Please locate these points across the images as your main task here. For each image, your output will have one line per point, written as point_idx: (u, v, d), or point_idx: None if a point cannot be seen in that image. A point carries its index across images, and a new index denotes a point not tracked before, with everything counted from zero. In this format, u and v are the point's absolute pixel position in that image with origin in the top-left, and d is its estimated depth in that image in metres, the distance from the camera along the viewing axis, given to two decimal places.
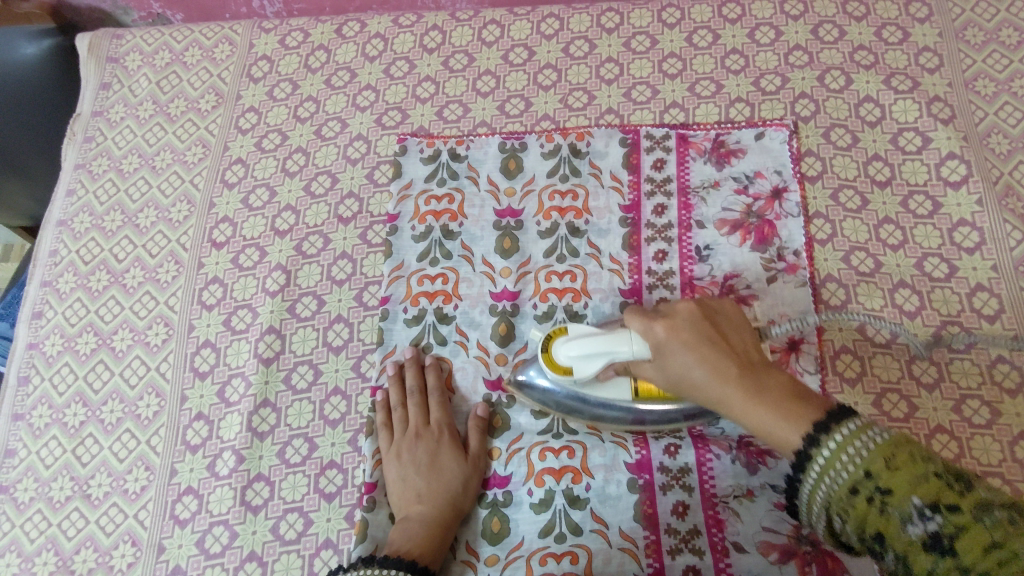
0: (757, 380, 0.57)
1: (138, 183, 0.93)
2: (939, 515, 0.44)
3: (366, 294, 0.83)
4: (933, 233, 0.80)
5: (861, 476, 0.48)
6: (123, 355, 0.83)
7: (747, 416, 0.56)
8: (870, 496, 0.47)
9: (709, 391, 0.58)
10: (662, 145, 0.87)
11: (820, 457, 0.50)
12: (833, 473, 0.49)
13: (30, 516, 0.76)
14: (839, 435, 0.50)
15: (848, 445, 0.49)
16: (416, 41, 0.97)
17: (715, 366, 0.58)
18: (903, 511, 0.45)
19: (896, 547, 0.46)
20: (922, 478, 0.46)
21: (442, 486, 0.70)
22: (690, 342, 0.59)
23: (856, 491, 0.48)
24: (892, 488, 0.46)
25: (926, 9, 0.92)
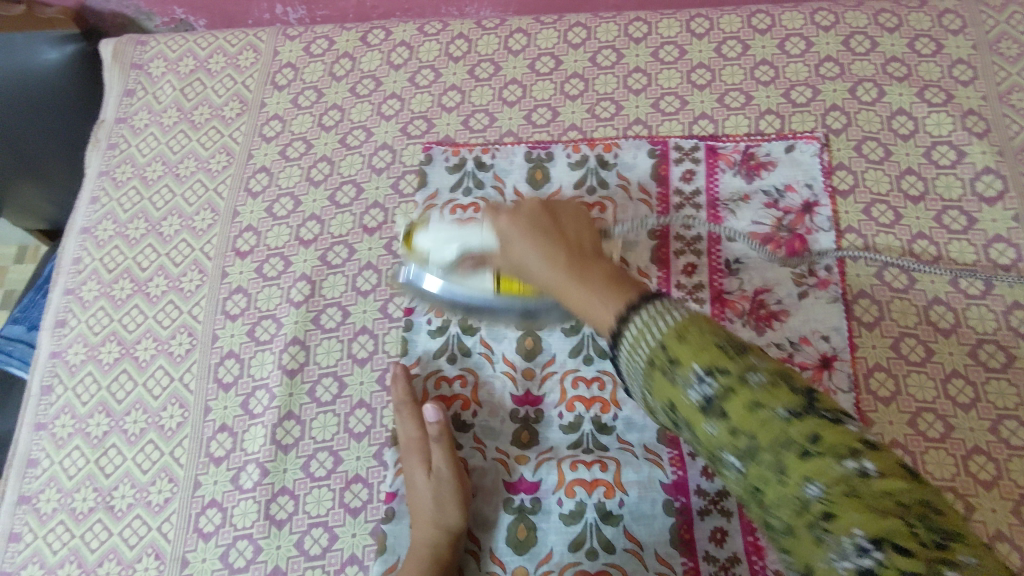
0: (580, 264, 0.54)
1: (161, 191, 0.92)
2: (714, 378, 0.43)
3: (391, 305, 0.82)
4: (968, 249, 0.79)
5: (668, 336, 0.45)
6: (146, 365, 0.82)
7: (571, 294, 0.53)
8: (663, 368, 0.45)
9: (546, 278, 0.55)
10: (691, 156, 0.86)
11: (635, 321, 0.47)
12: (652, 327, 0.46)
13: (52, 528, 0.76)
14: (647, 312, 0.47)
15: (655, 317, 0.47)
16: (441, 49, 0.96)
17: (533, 231, 0.57)
18: (685, 378, 0.44)
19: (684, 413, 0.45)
20: (699, 343, 0.44)
21: (422, 509, 0.68)
22: (526, 231, 0.57)
23: (659, 354, 0.45)
24: (680, 358, 0.44)
25: (960, 20, 0.90)
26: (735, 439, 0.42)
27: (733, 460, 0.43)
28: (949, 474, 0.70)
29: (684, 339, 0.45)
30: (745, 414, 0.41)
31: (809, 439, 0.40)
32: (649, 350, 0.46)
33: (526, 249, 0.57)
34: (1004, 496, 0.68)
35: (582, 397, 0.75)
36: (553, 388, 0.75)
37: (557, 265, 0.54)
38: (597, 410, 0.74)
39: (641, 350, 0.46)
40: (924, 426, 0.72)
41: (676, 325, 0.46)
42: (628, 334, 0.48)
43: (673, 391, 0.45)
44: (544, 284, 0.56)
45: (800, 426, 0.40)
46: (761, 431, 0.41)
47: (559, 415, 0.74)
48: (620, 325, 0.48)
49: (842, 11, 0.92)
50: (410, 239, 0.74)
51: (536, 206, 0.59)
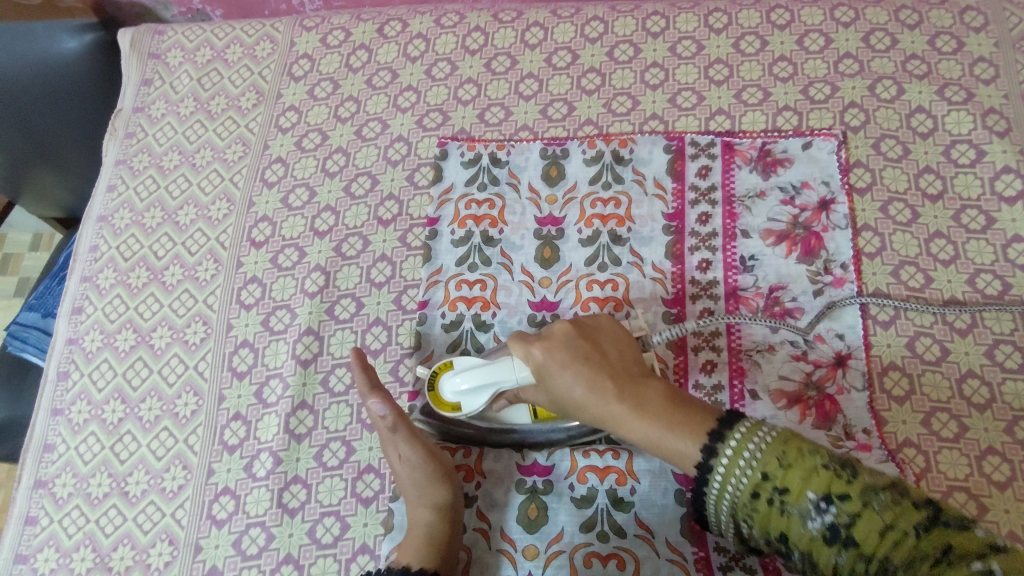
0: (635, 386, 0.61)
1: (178, 180, 0.93)
2: (833, 506, 0.49)
3: (405, 297, 0.82)
4: (986, 249, 0.78)
5: (760, 480, 0.53)
6: (161, 353, 0.83)
7: (632, 432, 0.60)
8: (771, 502, 0.52)
9: (596, 409, 0.62)
10: (707, 153, 0.85)
11: (720, 467, 0.55)
12: (737, 478, 0.54)
13: (68, 512, 0.77)
14: (741, 433, 0.55)
15: (754, 449, 0.54)
16: (458, 42, 0.96)
17: (577, 362, 0.62)
18: (801, 510, 0.50)
19: (803, 547, 0.51)
20: (808, 470, 0.51)
21: (408, 495, 0.67)
22: (568, 360, 0.62)
23: (759, 493, 0.53)
24: (789, 485, 0.51)
25: (982, 18, 0.89)
26: (862, 556, 0.48)
27: (839, 561, 0.49)
28: (963, 475, 0.69)
29: (792, 472, 0.52)
30: (867, 530, 0.47)
31: (914, 527, 0.46)
32: (742, 492, 0.54)
33: (573, 380, 0.62)
34: (1018, 497, 0.68)
35: None
36: None
37: (623, 405, 0.61)
38: None
39: (733, 493, 0.55)
40: (938, 425, 0.71)
41: (769, 446, 0.53)
42: (725, 495, 0.55)
43: (787, 523, 0.51)
44: (591, 415, 0.63)
45: (931, 536, 0.46)
46: (887, 545, 0.47)
47: None
48: (704, 468, 0.56)
49: (863, 7, 0.91)
50: (443, 371, 0.70)
51: (584, 348, 0.63)
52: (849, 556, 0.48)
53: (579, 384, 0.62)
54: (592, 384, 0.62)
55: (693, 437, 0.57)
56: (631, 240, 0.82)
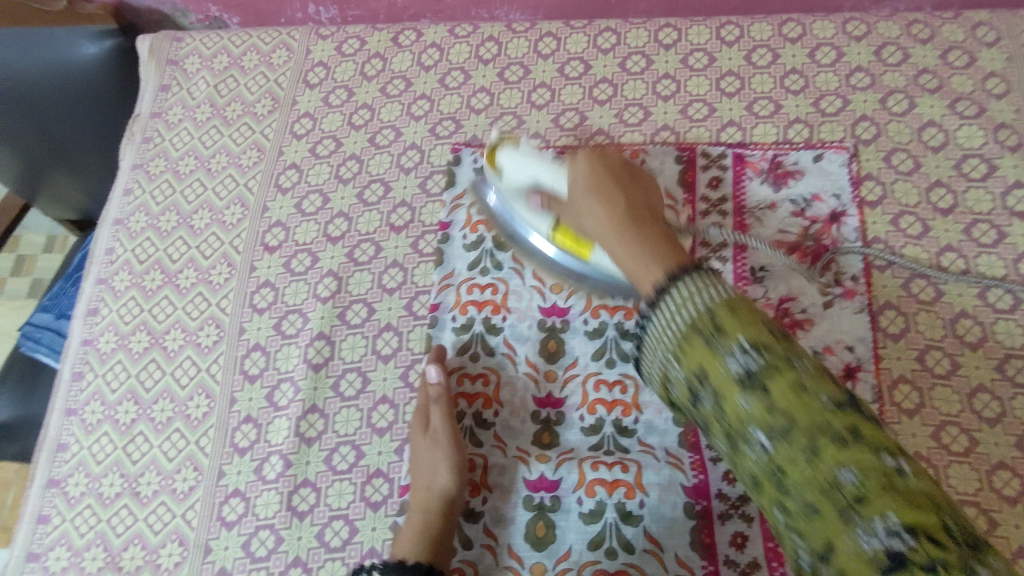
0: (634, 221, 0.54)
1: (194, 185, 0.94)
2: (759, 354, 0.41)
3: (416, 303, 0.83)
4: (997, 263, 0.78)
5: (705, 316, 0.44)
6: (175, 355, 0.84)
7: (625, 248, 0.52)
8: (703, 333, 0.43)
9: (601, 226, 0.56)
10: (718, 163, 0.86)
11: (675, 292, 0.46)
12: (684, 307, 0.45)
13: (80, 511, 0.77)
14: (686, 288, 0.45)
15: (701, 290, 0.45)
16: (471, 52, 0.97)
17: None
18: (726, 346, 0.42)
19: (727, 417, 0.42)
20: (750, 320, 0.43)
21: (418, 475, 0.71)
22: (594, 184, 0.58)
23: (698, 328, 0.44)
24: (725, 326, 0.43)
25: (994, 32, 0.89)
26: (769, 416, 0.40)
27: (760, 441, 0.41)
28: (973, 490, 0.69)
29: (732, 318, 0.43)
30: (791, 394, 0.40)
31: (853, 430, 0.38)
32: (679, 342, 0.45)
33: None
34: None
35: (603, 400, 0.75)
36: (575, 390, 0.76)
37: (602, 201, 0.57)
38: (619, 413, 0.74)
39: (671, 332, 0.45)
40: (948, 439, 0.71)
41: (723, 300, 0.44)
42: (661, 321, 0.46)
43: (707, 358, 0.43)
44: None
45: (841, 416, 0.39)
46: (800, 414, 0.39)
47: (581, 417, 0.75)
48: (650, 312, 0.48)
49: (875, 21, 0.92)
50: None
51: (615, 168, 0.59)
52: (774, 439, 0.40)
53: (590, 188, 0.58)
54: (599, 194, 0.57)
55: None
56: None
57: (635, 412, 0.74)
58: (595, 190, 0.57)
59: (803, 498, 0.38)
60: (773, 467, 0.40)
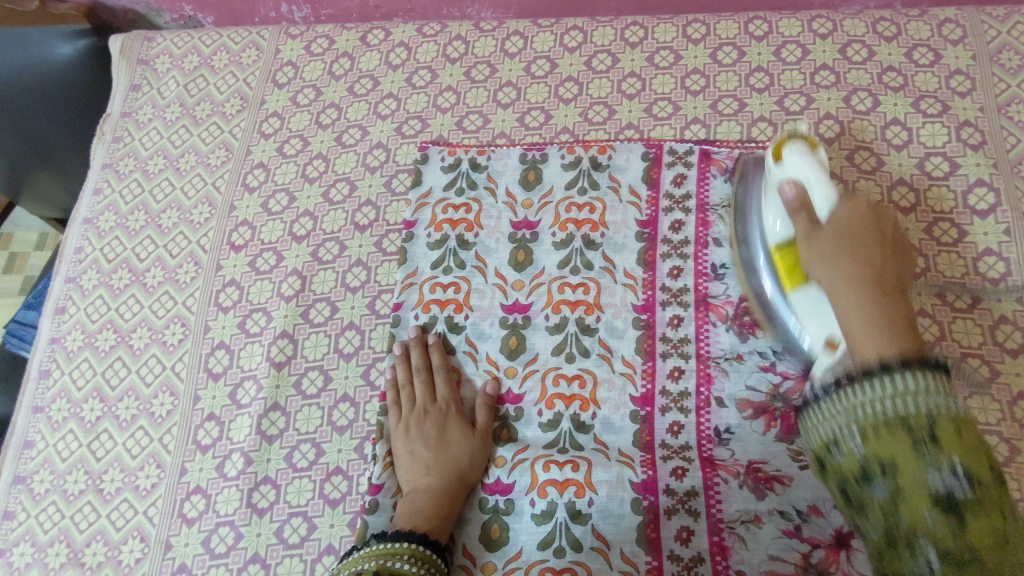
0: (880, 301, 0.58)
1: (161, 184, 0.95)
2: (970, 485, 0.41)
3: (379, 302, 0.83)
4: (957, 261, 0.78)
5: (923, 419, 0.44)
6: (140, 353, 0.85)
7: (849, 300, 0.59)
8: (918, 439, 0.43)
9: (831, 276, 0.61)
10: (684, 160, 0.85)
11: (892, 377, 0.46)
12: (903, 400, 0.45)
13: (45, 507, 0.79)
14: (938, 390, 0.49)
15: (928, 393, 0.45)
16: (439, 51, 0.97)
17: (856, 254, 0.61)
18: (939, 462, 0.42)
19: (902, 486, 0.43)
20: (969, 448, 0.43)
21: (450, 458, 0.72)
22: (851, 246, 0.61)
23: (907, 424, 0.44)
24: (943, 442, 0.43)
25: (960, 30, 0.89)
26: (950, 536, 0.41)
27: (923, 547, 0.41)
28: None
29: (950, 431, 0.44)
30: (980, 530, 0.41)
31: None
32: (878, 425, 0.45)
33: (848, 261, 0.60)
34: None
35: (562, 394, 0.76)
36: (534, 386, 0.77)
37: (852, 262, 0.60)
38: (576, 408, 0.75)
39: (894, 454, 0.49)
40: None
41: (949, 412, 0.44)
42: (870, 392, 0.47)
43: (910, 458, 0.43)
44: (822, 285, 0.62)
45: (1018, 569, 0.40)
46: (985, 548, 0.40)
47: (538, 413, 0.76)
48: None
49: (841, 19, 0.92)
50: (785, 144, 0.70)
51: (883, 238, 0.63)
52: (945, 557, 0.40)
53: (831, 251, 0.62)
54: (848, 259, 0.61)
55: (885, 330, 0.54)
56: (604, 246, 0.82)
57: (593, 408, 0.75)
58: (850, 255, 0.61)
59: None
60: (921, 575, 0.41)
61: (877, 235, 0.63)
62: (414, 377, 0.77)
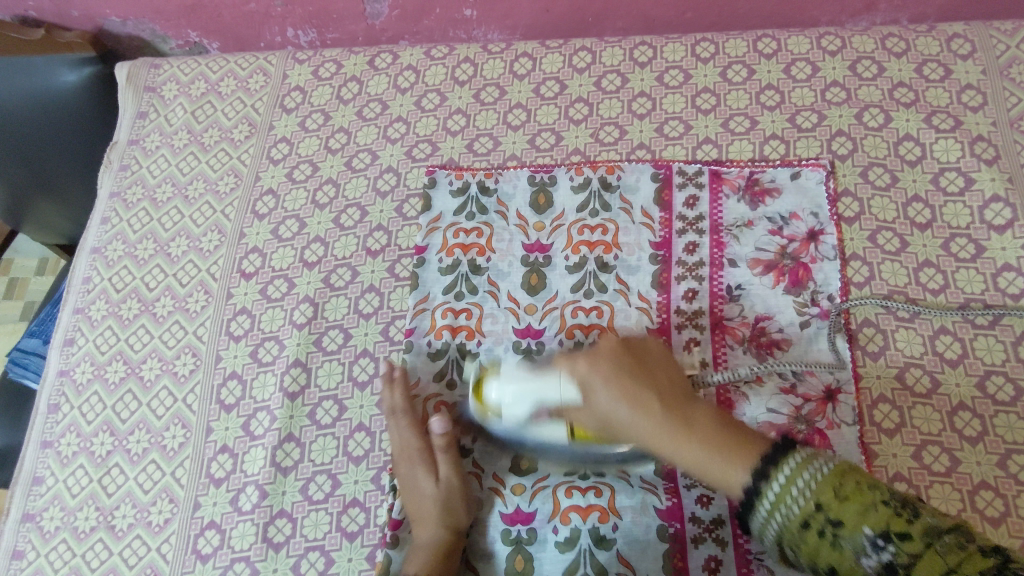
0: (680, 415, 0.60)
1: (170, 212, 0.94)
2: (890, 546, 0.49)
3: (392, 328, 0.82)
4: (976, 278, 0.78)
5: (813, 503, 0.52)
6: (150, 385, 0.84)
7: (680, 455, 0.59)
8: (822, 524, 0.51)
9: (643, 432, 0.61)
10: (695, 182, 0.85)
11: (769, 495, 0.54)
12: (784, 506, 0.53)
13: (54, 546, 0.77)
14: (791, 468, 0.54)
15: (807, 481, 0.53)
16: (447, 73, 0.97)
17: (655, 410, 0.61)
18: (855, 540, 0.50)
19: (845, 574, 0.51)
20: (844, 485, 0.52)
21: (448, 491, 0.71)
22: (618, 385, 0.62)
23: (809, 519, 0.52)
24: (840, 514, 0.51)
25: (969, 45, 0.89)
26: (916, 566, 0.48)
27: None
28: (955, 510, 0.68)
29: (839, 488, 0.52)
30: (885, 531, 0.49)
31: (951, 561, 0.47)
32: (792, 520, 0.53)
33: (613, 399, 0.62)
34: (1012, 534, 0.67)
35: None
36: None
37: (642, 412, 0.61)
38: None
39: (789, 510, 0.53)
40: (929, 458, 0.70)
41: (825, 479, 0.52)
42: (764, 507, 0.55)
43: (836, 548, 0.51)
44: (633, 433, 0.62)
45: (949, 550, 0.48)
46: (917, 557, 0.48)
47: None
48: (749, 503, 0.56)
49: (850, 35, 0.92)
50: None
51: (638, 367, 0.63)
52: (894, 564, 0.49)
53: (615, 394, 0.62)
54: (629, 398, 0.61)
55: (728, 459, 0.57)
56: (617, 267, 0.82)
57: None
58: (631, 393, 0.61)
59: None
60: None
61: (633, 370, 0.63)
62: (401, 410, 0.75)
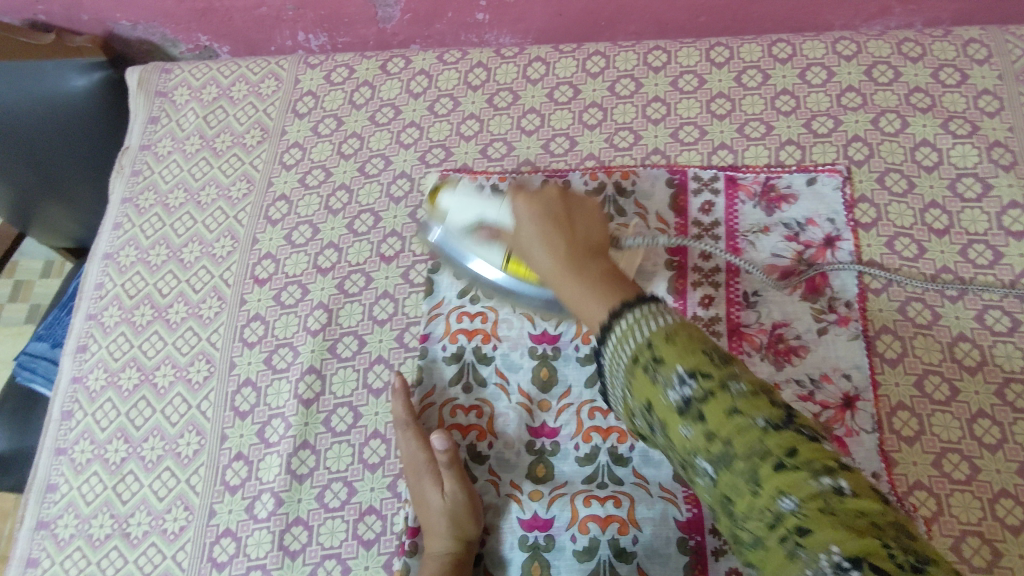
0: (578, 271, 0.56)
1: (183, 218, 0.93)
2: (696, 381, 0.44)
3: (407, 335, 0.82)
4: (994, 284, 0.77)
5: (649, 346, 0.46)
6: (164, 392, 0.83)
7: (569, 290, 0.56)
8: (646, 365, 0.46)
9: (546, 266, 0.59)
10: (710, 187, 0.85)
11: (619, 326, 0.49)
12: (625, 341, 0.48)
13: (70, 553, 0.77)
14: (636, 314, 0.48)
15: (643, 319, 0.48)
16: (460, 78, 0.96)
17: (565, 260, 0.57)
18: (667, 379, 0.45)
19: (662, 416, 0.46)
20: (686, 351, 0.45)
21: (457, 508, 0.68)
22: (539, 218, 0.61)
23: (649, 349, 0.46)
24: (665, 358, 0.45)
25: (986, 49, 0.89)
26: (711, 445, 0.43)
27: (704, 465, 0.43)
28: (976, 519, 0.67)
29: (685, 345, 0.46)
30: (723, 421, 0.42)
31: (786, 451, 0.40)
32: (628, 361, 0.47)
33: (533, 234, 0.60)
34: None
35: (599, 427, 0.74)
36: (569, 420, 0.75)
37: (552, 250, 0.59)
38: (614, 441, 0.73)
39: (620, 357, 0.48)
40: (949, 467, 0.70)
41: (660, 330, 0.47)
42: (612, 340, 0.49)
43: (652, 390, 0.46)
44: (545, 279, 0.60)
45: (776, 438, 0.41)
46: (737, 438, 0.42)
47: (575, 447, 0.74)
48: (606, 331, 0.50)
49: (865, 40, 0.91)
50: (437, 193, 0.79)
51: (555, 211, 0.61)
52: (716, 465, 0.42)
53: (533, 223, 0.61)
54: (545, 237, 0.59)
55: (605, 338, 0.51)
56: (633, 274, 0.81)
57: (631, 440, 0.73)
58: (544, 242, 0.59)
59: (749, 528, 0.41)
60: (720, 494, 0.43)
61: (554, 212, 0.61)
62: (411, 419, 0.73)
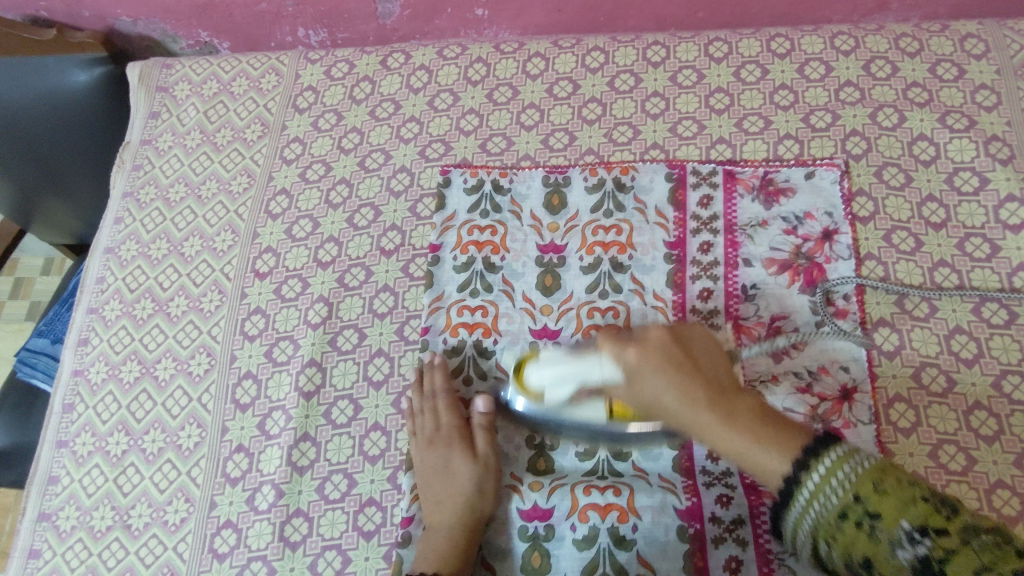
0: (725, 409, 0.59)
1: (184, 212, 0.94)
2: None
3: (407, 328, 0.82)
4: (991, 277, 0.78)
5: (848, 497, 0.52)
6: (165, 385, 0.84)
7: (713, 435, 0.59)
8: (858, 521, 0.51)
9: (680, 414, 0.61)
10: (709, 181, 0.85)
11: (808, 481, 0.54)
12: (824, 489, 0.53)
13: (71, 545, 0.77)
14: (829, 459, 0.54)
15: (838, 466, 0.53)
16: (460, 73, 0.97)
17: (692, 385, 0.60)
18: (892, 536, 0.50)
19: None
20: (907, 501, 0.50)
21: (458, 490, 0.72)
22: (662, 365, 0.61)
23: (843, 512, 0.52)
24: (883, 514, 0.50)
25: (983, 44, 0.89)
26: (882, 497, 0.51)
27: (903, 528, 0.50)
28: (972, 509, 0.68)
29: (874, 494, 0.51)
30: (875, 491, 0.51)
31: (939, 506, 0.50)
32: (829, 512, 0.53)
33: (661, 384, 0.61)
34: None
35: None
36: None
37: (691, 401, 0.60)
38: None
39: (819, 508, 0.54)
40: (946, 458, 0.70)
41: (864, 474, 0.52)
42: (805, 492, 0.55)
43: (871, 546, 0.51)
44: (672, 416, 0.62)
45: (925, 494, 0.51)
46: (875, 494, 0.51)
47: (575, 440, 0.74)
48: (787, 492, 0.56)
49: (863, 35, 0.92)
50: None
51: (676, 353, 0.62)
52: (921, 531, 0.49)
53: (660, 379, 0.61)
54: (680, 386, 0.60)
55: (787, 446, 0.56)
56: (632, 268, 0.82)
57: None
58: (678, 393, 0.60)
59: (902, 556, 0.49)
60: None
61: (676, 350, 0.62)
62: (423, 406, 0.76)
